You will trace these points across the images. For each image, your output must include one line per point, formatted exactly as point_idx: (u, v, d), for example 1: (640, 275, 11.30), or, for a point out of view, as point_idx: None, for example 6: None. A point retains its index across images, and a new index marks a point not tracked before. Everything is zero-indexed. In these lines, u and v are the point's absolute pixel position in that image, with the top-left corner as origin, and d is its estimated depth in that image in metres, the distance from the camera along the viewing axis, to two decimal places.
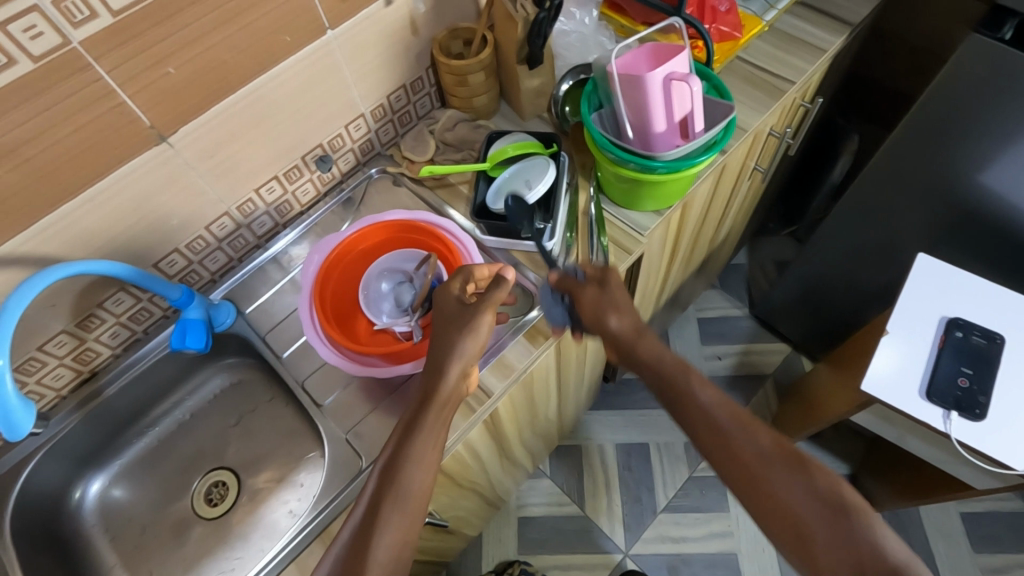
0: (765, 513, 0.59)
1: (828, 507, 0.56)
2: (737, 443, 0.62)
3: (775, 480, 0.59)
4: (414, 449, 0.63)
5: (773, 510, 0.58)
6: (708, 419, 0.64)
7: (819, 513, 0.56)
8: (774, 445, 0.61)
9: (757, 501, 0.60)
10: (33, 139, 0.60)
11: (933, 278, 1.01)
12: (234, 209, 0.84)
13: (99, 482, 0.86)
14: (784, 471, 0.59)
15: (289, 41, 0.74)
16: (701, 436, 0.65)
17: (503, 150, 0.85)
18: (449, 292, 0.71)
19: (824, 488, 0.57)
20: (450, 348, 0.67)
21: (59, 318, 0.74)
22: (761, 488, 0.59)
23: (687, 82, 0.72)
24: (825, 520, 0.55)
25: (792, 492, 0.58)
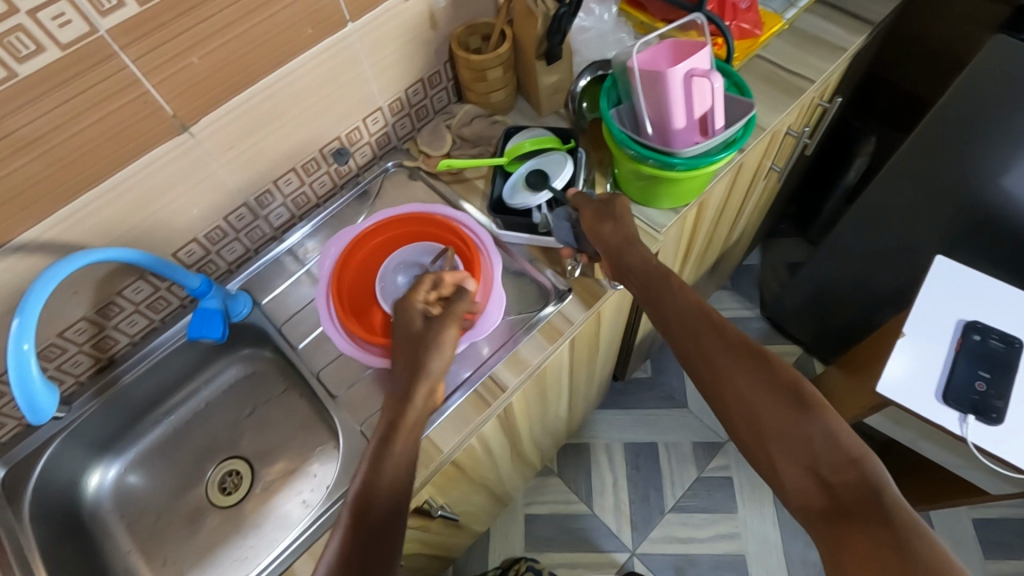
0: (725, 403, 0.62)
1: (785, 397, 0.59)
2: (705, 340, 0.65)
3: (739, 375, 0.62)
4: (398, 449, 0.62)
5: (733, 403, 0.62)
6: (681, 316, 0.68)
7: (777, 404, 0.59)
8: (741, 342, 0.64)
9: (719, 393, 0.63)
10: (59, 127, 0.61)
11: (950, 281, 1.00)
12: (252, 200, 0.84)
13: (115, 469, 0.87)
14: (749, 366, 0.62)
15: (310, 33, 0.74)
16: (674, 331, 0.68)
17: (521, 146, 0.85)
18: (411, 306, 0.69)
19: (783, 383, 0.60)
20: (417, 363, 0.66)
21: (79, 305, 0.75)
22: (726, 381, 0.62)
23: (708, 78, 0.71)
24: (781, 409, 0.59)
25: (754, 386, 0.61)
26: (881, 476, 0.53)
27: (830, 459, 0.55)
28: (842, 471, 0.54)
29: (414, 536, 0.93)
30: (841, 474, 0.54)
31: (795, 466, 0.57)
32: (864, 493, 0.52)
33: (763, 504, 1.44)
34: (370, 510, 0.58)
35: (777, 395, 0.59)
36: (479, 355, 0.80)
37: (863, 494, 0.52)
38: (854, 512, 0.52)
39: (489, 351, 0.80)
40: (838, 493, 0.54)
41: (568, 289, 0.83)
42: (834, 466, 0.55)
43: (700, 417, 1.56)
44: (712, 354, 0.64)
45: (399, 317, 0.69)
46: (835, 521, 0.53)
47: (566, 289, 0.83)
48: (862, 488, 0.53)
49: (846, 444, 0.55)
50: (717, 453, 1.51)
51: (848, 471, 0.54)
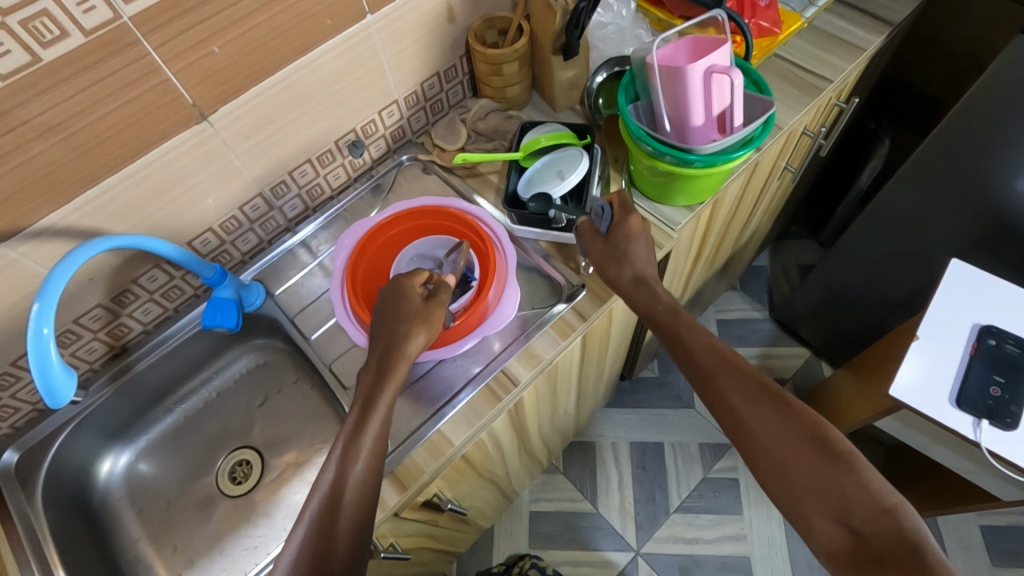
0: (751, 452, 0.61)
1: (814, 446, 0.58)
2: (728, 386, 0.64)
3: (762, 423, 0.61)
4: (377, 421, 0.61)
5: (759, 451, 0.60)
6: (700, 360, 0.66)
7: (805, 454, 0.58)
8: (761, 386, 0.63)
9: (744, 441, 0.62)
10: (80, 112, 0.61)
11: (966, 285, 0.99)
12: (267, 191, 0.84)
13: (126, 456, 0.87)
14: (773, 413, 0.61)
15: (330, 24, 0.74)
16: (695, 378, 0.67)
17: (536, 140, 0.85)
18: (412, 282, 0.70)
19: (811, 430, 0.59)
20: (404, 332, 0.66)
21: (94, 292, 0.75)
22: (748, 430, 0.61)
23: (728, 75, 0.71)
24: (810, 457, 0.57)
25: (781, 435, 0.59)
26: (917, 525, 0.52)
27: (864, 508, 0.54)
28: (877, 521, 0.53)
29: (422, 529, 0.93)
30: (875, 523, 0.53)
31: (824, 515, 0.55)
32: (900, 542, 0.51)
33: (770, 507, 1.44)
34: (363, 495, 0.58)
35: (806, 444, 0.58)
36: (490, 351, 0.80)
37: (901, 544, 0.51)
38: (890, 562, 0.51)
39: (500, 347, 0.80)
40: (874, 543, 0.52)
41: (582, 285, 0.83)
42: (869, 515, 0.53)
43: (707, 418, 1.56)
44: (735, 400, 0.62)
45: (398, 289, 0.69)
46: (872, 573, 0.51)
47: (580, 285, 0.83)
48: (898, 538, 0.51)
49: (878, 491, 0.54)
50: (724, 454, 1.51)
51: (883, 519, 0.53)
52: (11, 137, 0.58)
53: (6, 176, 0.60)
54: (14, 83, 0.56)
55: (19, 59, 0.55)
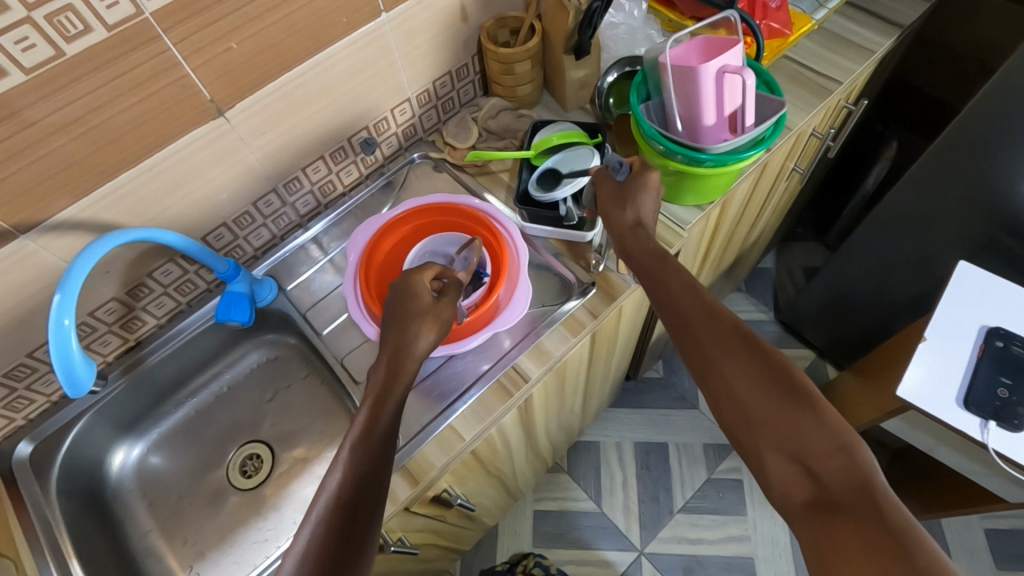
0: (715, 392, 0.60)
1: (778, 390, 0.56)
2: (702, 326, 0.62)
3: (730, 363, 0.59)
4: (390, 417, 0.61)
5: (724, 391, 0.59)
6: (677, 301, 0.65)
7: (768, 396, 0.56)
8: (732, 328, 0.61)
9: (709, 381, 0.61)
10: (101, 107, 0.62)
11: (974, 286, 0.99)
12: (280, 187, 0.85)
13: (138, 449, 0.88)
14: (743, 354, 0.59)
15: (345, 22, 0.75)
16: (670, 316, 0.66)
17: (548, 139, 0.86)
18: (421, 279, 0.70)
19: (780, 374, 0.57)
20: (413, 331, 0.65)
21: (110, 285, 0.76)
22: (716, 370, 0.60)
23: (740, 74, 0.71)
24: (772, 400, 0.56)
25: (746, 377, 0.58)
26: (875, 474, 0.50)
27: (823, 452, 0.52)
28: (834, 464, 0.51)
29: (430, 525, 0.93)
30: (831, 466, 0.51)
31: (780, 457, 0.54)
32: (856, 487, 0.49)
33: (774, 508, 1.44)
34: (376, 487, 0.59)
35: (769, 387, 0.57)
36: (499, 348, 0.81)
37: (855, 489, 0.49)
38: (841, 506, 0.49)
39: (510, 344, 0.81)
40: (828, 487, 0.51)
41: (592, 282, 0.83)
42: (825, 460, 0.52)
43: (712, 419, 1.56)
44: (705, 339, 0.61)
45: (408, 287, 0.69)
46: (820, 515, 0.50)
47: (590, 283, 0.83)
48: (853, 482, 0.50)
49: (840, 436, 0.52)
50: (728, 455, 1.51)
51: (841, 463, 0.51)
52: (32, 130, 0.59)
53: (27, 169, 0.61)
54: (38, 77, 0.56)
55: (44, 53, 0.56)
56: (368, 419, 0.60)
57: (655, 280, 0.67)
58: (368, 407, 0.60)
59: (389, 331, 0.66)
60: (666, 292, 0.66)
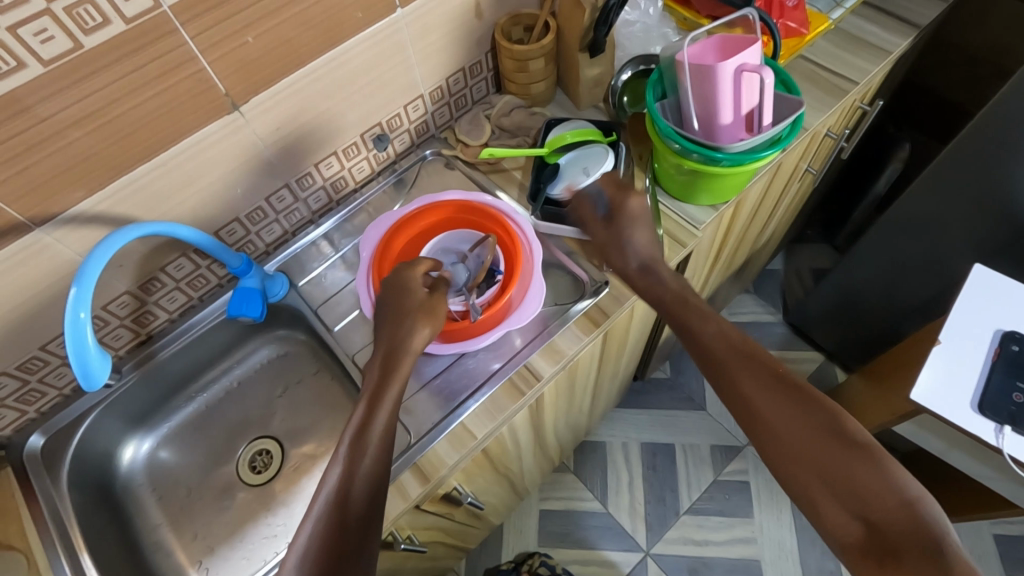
0: (762, 440, 0.58)
1: (830, 437, 0.55)
2: (743, 374, 0.61)
3: (778, 410, 0.57)
4: None
5: (771, 440, 0.57)
6: (714, 348, 0.64)
7: (822, 443, 0.55)
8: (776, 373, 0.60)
9: (756, 429, 0.59)
10: (118, 100, 0.62)
11: (989, 290, 0.98)
12: (293, 182, 0.85)
13: (148, 443, 0.88)
14: (789, 401, 0.58)
15: (361, 17, 0.74)
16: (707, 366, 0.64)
17: (562, 136, 0.84)
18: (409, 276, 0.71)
19: (829, 421, 0.56)
20: (414, 331, 0.65)
21: (123, 279, 0.76)
22: (763, 418, 0.58)
23: (758, 73, 0.71)
24: (826, 448, 0.54)
25: (795, 424, 0.56)
26: (938, 521, 0.49)
27: (882, 499, 0.51)
28: (895, 514, 0.50)
29: (439, 523, 0.93)
30: (893, 517, 0.50)
31: (840, 508, 0.52)
32: (921, 537, 0.48)
33: (781, 511, 1.43)
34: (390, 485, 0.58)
35: (820, 435, 0.55)
36: (511, 346, 0.80)
37: (920, 537, 0.48)
38: (909, 556, 0.47)
39: (522, 343, 0.80)
40: (891, 535, 0.49)
41: (605, 282, 0.82)
42: (886, 510, 0.50)
43: (719, 420, 1.55)
44: (747, 388, 0.60)
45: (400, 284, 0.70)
46: (888, 567, 0.48)
47: (603, 282, 0.82)
48: (920, 534, 0.48)
49: (897, 481, 0.51)
50: (735, 457, 1.50)
51: (902, 513, 0.50)
52: (49, 123, 0.59)
53: (44, 161, 0.61)
54: (56, 69, 0.56)
55: (62, 45, 0.55)
56: (382, 416, 0.60)
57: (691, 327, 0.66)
58: (381, 402, 0.60)
59: (401, 329, 0.66)
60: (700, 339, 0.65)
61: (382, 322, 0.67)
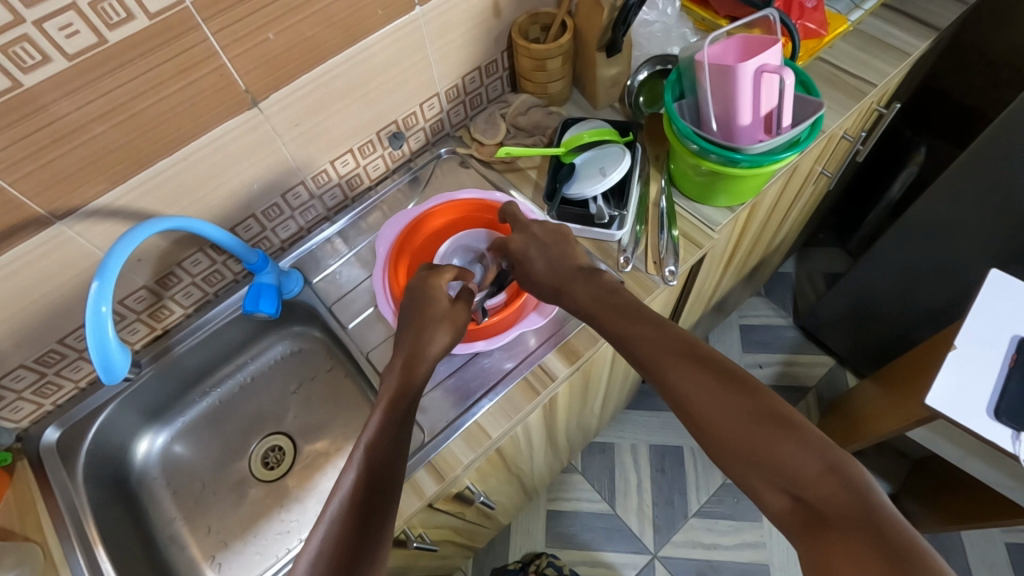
0: (693, 429, 0.56)
1: (754, 415, 0.53)
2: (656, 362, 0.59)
3: (701, 396, 0.56)
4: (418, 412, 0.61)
5: (700, 426, 0.56)
6: (630, 341, 0.61)
7: (746, 422, 0.53)
8: (699, 355, 0.58)
9: (686, 417, 0.57)
10: (142, 95, 0.62)
11: (1008, 295, 0.97)
12: (309, 179, 0.85)
13: (162, 437, 0.89)
14: (709, 384, 0.56)
15: (381, 14, 0.74)
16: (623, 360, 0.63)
17: (579, 136, 0.85)
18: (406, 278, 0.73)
19: (750, 400, 0.54)
20: (431, 335, 0.66)
21: (141, 273, 0.76)
22: (687, 406, 0.56)
23: (779, 74, 0.70)
24: (750, 425, 0.52)
25: (719, 406, 0.54)
26: (864, 486, 0.47)
27: (808, 473, 0.48)
28: (822, 486, 0.48)
29: (450, 522, 0.93)
30: (822, 490, 0.47)
31: (772, 487, 0.50)
32: (848, 508, 0.46)
33: None
34: None
35: (745, 414, 0.53)
36: (526, 346, 0.80)
37: (848, 509, 0.46)
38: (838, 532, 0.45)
39: (536, 343, 0.80)
40: (822, 511, 0.47)
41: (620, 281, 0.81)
42: (816, 482, 0.48)
43: None
44: (671, 376, 0.58)
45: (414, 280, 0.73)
46: (821, 544, 0.46)
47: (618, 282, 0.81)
48: (846, 502, 0.46)
49: (824, 454, 0.49)
50: None
51: (829, 483, 0.47)
52: (74, 117, 0.59)
53: (66, 155, 0.61)
54: (81, 63, 0.57)
55: (87, 40, 0.56)
56: (400, 414, 0.60)
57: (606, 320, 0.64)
58: (399, 400, 0.60)
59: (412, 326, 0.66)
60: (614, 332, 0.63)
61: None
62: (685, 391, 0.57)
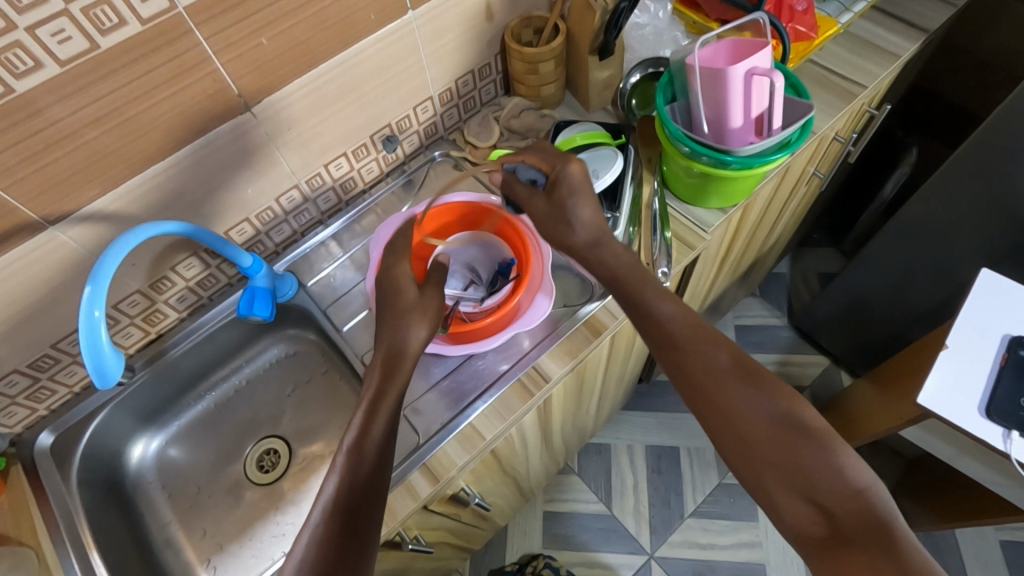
0: (716, 428, 0.57)
1: (785, 424, 0.55)
2: (691, 359, 0.59)
3: (731, 397, 0.57)
4: None
5: (724, 427, 0.57)
6: (665, 334, 0.61)
7: (775, 430, 0.54)
8: (731, 356, 0.59)
9: (710, 417, 0.58)
10: (134, 100, 0.62)
11: (997, 294, 0.98)
12: (303, 182, 0.85)
13: (157, 441, 0.89)
14: (740, 387, 0.57)
15: (374, 19, 0.75)
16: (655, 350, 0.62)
17: (572, 139, 0.85)
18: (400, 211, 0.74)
19: (780, 407, 0.56)
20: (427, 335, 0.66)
21: (134, 278, 0.76)
22: (716, 405, 0.57)
23: (769, 77, 0.71)
24: (780, 434, 0.54)
25: (749, 410, 0.56)
26: (887, 507, 0.50)
27: (834, 488, 0.51)
28: (847, 502, 0.50)
29: (446, 523, 0.94)
30: (846, 505, 0.50)
31: (795, 497, 0.52)
32: (872, 525, 0.49)
33: None
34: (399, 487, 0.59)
35: (775, 421, 0.55)
36: (520, 348, 0.80)
37: (871, 527, 0.49)
38: (858, 546, 0.48)
39: (530, 344, 0.80)
40: (843, 525, 0.50)
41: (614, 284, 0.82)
42: (841, 498, 0.51)
43: None
44: (702, 375, 0.58)
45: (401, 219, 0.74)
46: (840, 556, 0.49)
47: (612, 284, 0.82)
48: (869, 520, 0.49)
49: (850, 472, 0.52)
50: None
51: (854, 501, 0.50)
52: (67, 122, 0.59)
53: (59, 161, 0.61)
54: (73, 69, 0.57)
55: (79, 46, 0.56)
56: (392, 416, 0.60)
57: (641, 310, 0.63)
58: (391, 401, 0.61)
59: (401, 323, 0.65)
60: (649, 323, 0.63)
61: (383, 319, 0.67)
62: (714, 392, 0.57)
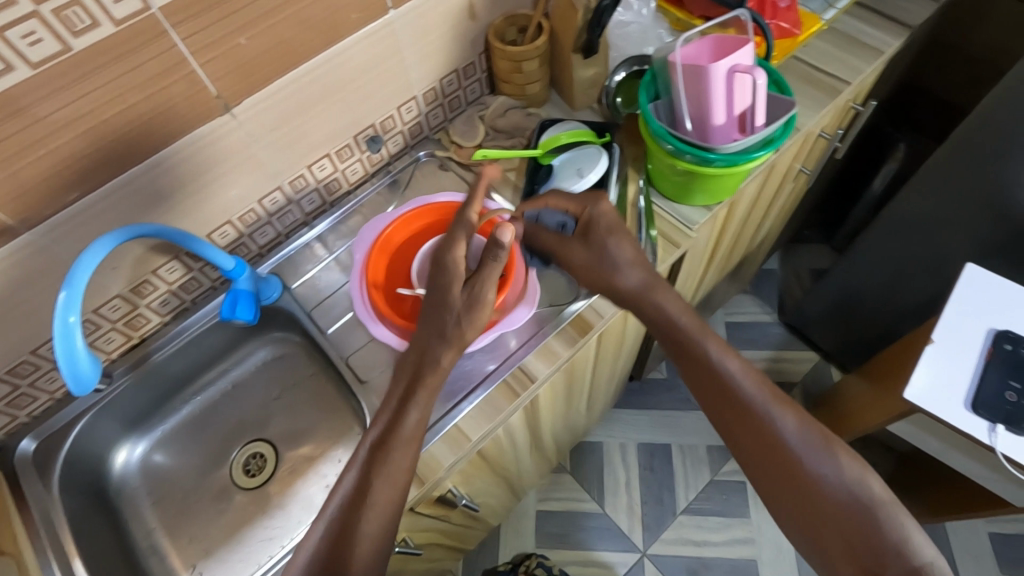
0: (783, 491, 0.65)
1: (849, 497, 0.62)
2: (762, 425, 0.66)
3: (799, 465, 0.64)
4: None
5: (791, 491, 0.64)
6: (738, 399, 0.68)
7: (840, 499, 0.62)
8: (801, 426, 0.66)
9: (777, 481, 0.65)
10: (109, 102, 0.61)
11: (983, 288, 0.99)
12: (286, 184, 0.84)
13: (142, 446, 0.88)
14: (809, 459, 0.64)
15: (355, 18, 0.74)
16: (720, 415, 0.70)
17: (556, 138, 0.85)
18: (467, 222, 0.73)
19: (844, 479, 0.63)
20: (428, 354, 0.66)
21: (115, 282, 0.75)
22: (785, 470, 0.65)
23: (751, 74, 0.71)
24: (845, 506, 0.61)
25: (816, 480, 0.63)
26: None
27: (894, 559, 0.58)
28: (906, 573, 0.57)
29: (436, 525, 0.93)
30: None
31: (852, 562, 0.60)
32: None
33: None
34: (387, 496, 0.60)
35: (840, 493, 0.62)
36: (507, 348, 0.80)
37: None
38: None
39: (516, 344, 0.80)
40: None
41: None
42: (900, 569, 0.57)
43: None
44: (772, 441, 0.66)
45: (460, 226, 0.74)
46: None
47: None
48: None
49: (907, 545, 0.59)
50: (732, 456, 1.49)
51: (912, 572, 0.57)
52: (40, 125, 0.59)
53: (33, 165, 0.60)
54: (45, 71, 0.56)
55: (50, 48, 0.55)
56: None
57: (707, 379, 0.70)
58: None
59: None
60: (718, 392, 0.69)
61: None
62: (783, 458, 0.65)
